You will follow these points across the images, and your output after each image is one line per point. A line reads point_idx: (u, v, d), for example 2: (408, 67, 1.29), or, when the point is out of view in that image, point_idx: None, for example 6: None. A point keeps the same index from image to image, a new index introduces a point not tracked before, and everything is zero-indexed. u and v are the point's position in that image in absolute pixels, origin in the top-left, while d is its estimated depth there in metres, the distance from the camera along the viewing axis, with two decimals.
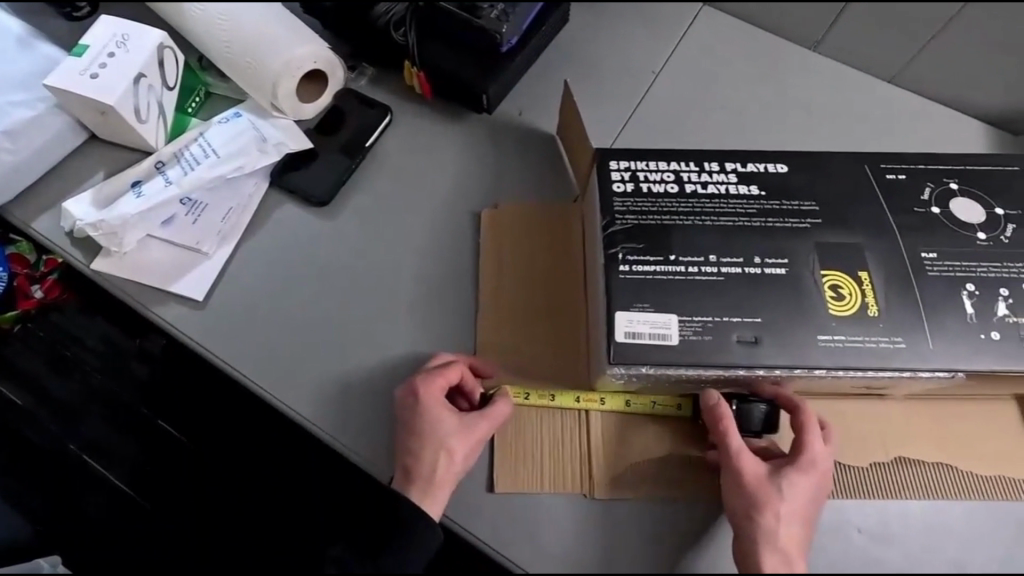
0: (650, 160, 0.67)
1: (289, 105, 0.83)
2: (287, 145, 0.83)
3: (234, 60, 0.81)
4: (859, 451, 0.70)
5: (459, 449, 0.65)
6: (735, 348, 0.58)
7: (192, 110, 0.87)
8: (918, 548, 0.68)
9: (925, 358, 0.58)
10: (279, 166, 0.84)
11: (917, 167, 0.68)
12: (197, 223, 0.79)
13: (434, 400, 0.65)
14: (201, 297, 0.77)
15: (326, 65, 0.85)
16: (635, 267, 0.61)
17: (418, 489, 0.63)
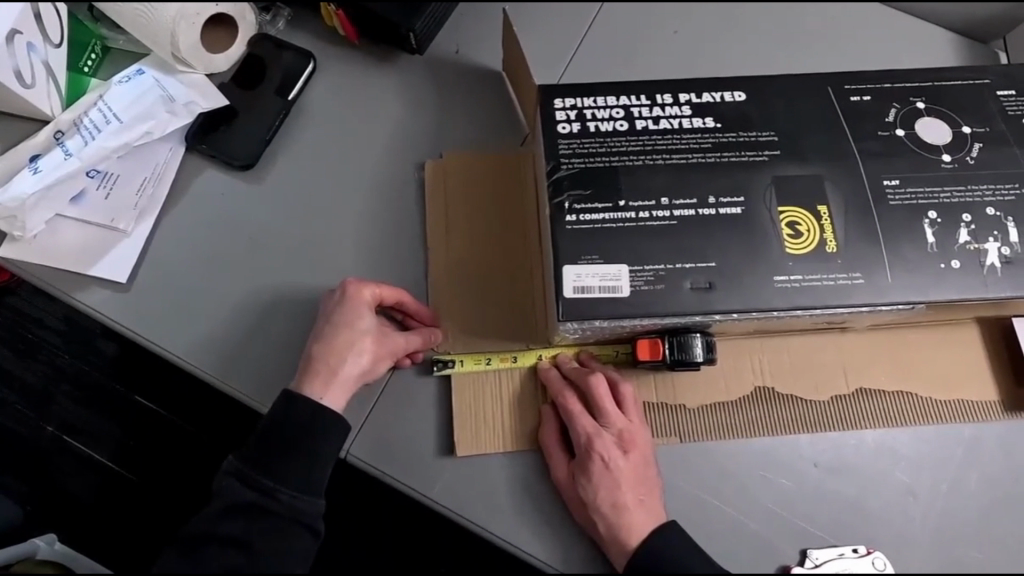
0: (597, 96, 0.61)
1: (194, 57, 0.75)
2: (199, 103, 0.75)
3: (124, 9, 0.72)
4: (823, 384, 0.69)
5: (362, 351, 0.63)
6: (688, 296, 0.55)
7: (89, 70, 0.77)
8: (873, 474, 0.69)
9: (884, 292, 0.55)
10: (194, 128, 0.76)
11: (883, 87, 0.63)
12: (110, 198, 0.73)
13: (359, 298, 0.64)
14: (125, 279, 0.71)
15: (232, 9, 0.76)
16: (582, 216, 0.56)
17: (317, 382, 0.61)
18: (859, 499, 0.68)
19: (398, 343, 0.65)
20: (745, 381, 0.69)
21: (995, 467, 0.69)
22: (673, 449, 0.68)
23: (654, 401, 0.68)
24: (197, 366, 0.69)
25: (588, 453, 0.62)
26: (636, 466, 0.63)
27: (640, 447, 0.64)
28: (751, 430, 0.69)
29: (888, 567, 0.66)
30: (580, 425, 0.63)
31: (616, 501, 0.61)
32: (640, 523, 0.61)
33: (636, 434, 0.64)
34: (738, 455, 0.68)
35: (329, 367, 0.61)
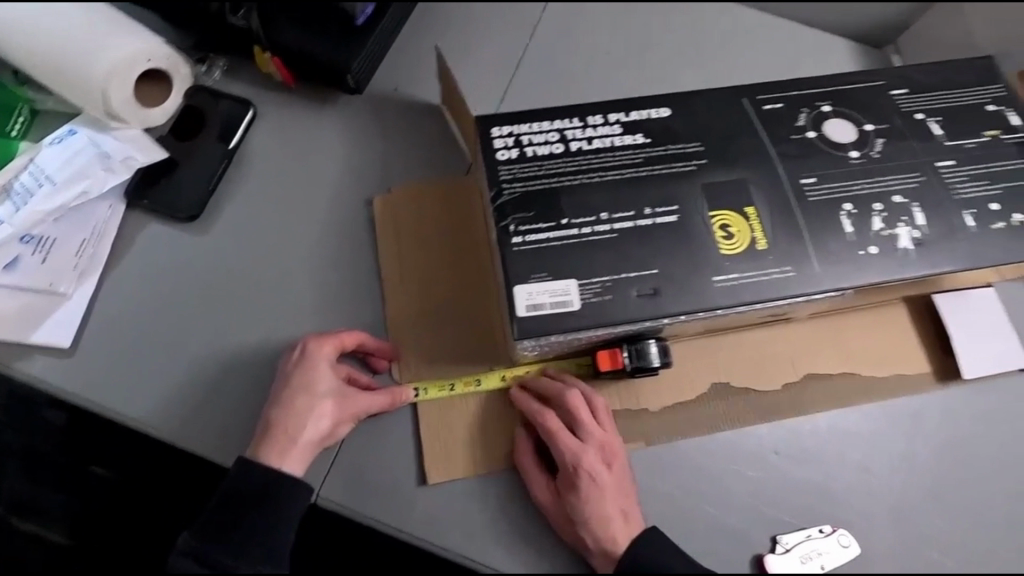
0: (532, 122, 0.64)
1: (130, 114, 0.73)
2: (137, 158, 0.73)
3: (55, 73, 0.71)
4: (773, 373, 0.73)
5: (322, 414, 0.62)
6: (635, 303, 0.57)
7: (17, 133, 0.75)
8: (829, 455, 0.72)
9: (813, 282, 0.59)
10: (134, 183, 0.75)
11: (791, 95, 0.69)
12: (47, 263, 0.71)
13: (318, 355, 0.64)
14: (68, 343, 0.69)
15: (167, 62, 0.75)
16: (528, 237, 0.59)
17: (277, 448, 0.60)
18: (819, 481, 0.71)
19: (362, 401, 0.64)
20: (702, 379, 0.72)
21: (938, 436, 0.73)
22: (641, 453, 0.70)
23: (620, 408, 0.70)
24: (153, 424, 0.67)
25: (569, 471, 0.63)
26: (619, 477, 0.64)
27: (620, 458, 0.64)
28: (713, 426, 0.71)
29: (853, 543, 0.69)
30: (563, 446, 0.63)
31: (603, 516, 0.62)
32: (626, 533, 0.62)
33: (612, 445, 0.65)
34: (702, 453, 0.71)
35: (288, 431, 0.60)
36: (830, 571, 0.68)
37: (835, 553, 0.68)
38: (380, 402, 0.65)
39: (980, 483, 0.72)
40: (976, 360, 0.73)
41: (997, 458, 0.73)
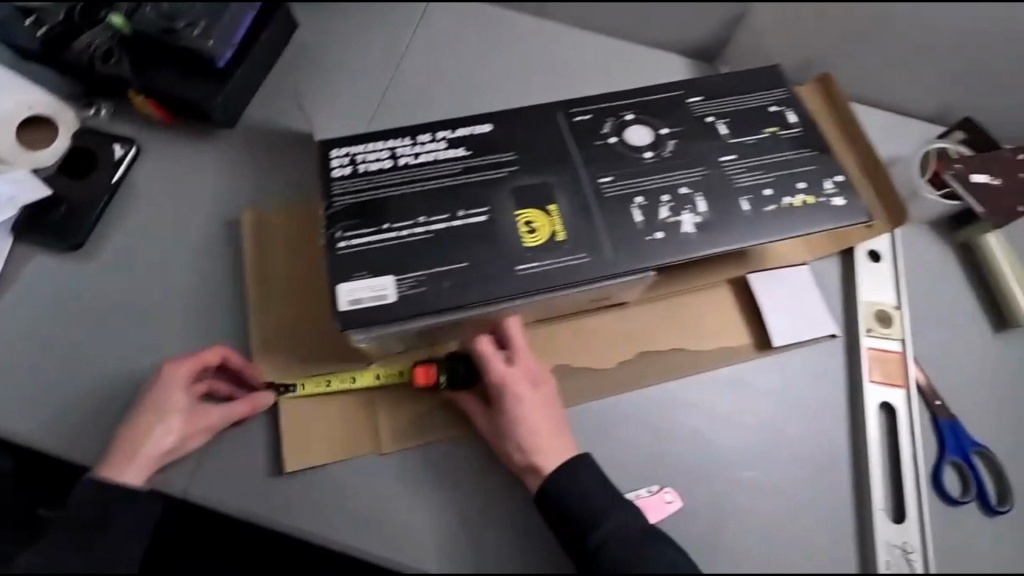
0: (366, 143, 0.73)
1: (18, 157, 0.81)
2: (22, 197, 0.79)
3: None
4: (610, 354, 0.81)
5: (169, 431, 0.69)
6: (446, 293, 0.66)
7: None
8: (660, 423, 0.81)
9: (605, 266, 0.68)
10: (21, 219, 0.82)
11: (600, 107, 0.79)
12: None
13: (174, 375, 0.70)
14: None
15: (47, 108, 0.83)
16: (352, 241, 0.67)
17: (122, 459, 0.68)
18: (650, 447, 0.79)
19: (203, 421, 0.72)
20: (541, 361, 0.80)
21: (760, 401, 0.82)
22: None
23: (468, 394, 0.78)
24: (33, 434, 0.73)
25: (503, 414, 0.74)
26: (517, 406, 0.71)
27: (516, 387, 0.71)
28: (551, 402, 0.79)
29: (676, 499, 0.77)
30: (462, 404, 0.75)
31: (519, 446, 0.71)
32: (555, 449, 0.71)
33: (527, 369, 0.72)
34: None
35: (135, 443, 0.68)
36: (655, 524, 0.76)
37: (659, 508, 0.76)
38: (228, 421, 0.73)
39: (798, 440, 0.80)
40: (784, 330, 0.83)
41: (814, 416, 0.81)
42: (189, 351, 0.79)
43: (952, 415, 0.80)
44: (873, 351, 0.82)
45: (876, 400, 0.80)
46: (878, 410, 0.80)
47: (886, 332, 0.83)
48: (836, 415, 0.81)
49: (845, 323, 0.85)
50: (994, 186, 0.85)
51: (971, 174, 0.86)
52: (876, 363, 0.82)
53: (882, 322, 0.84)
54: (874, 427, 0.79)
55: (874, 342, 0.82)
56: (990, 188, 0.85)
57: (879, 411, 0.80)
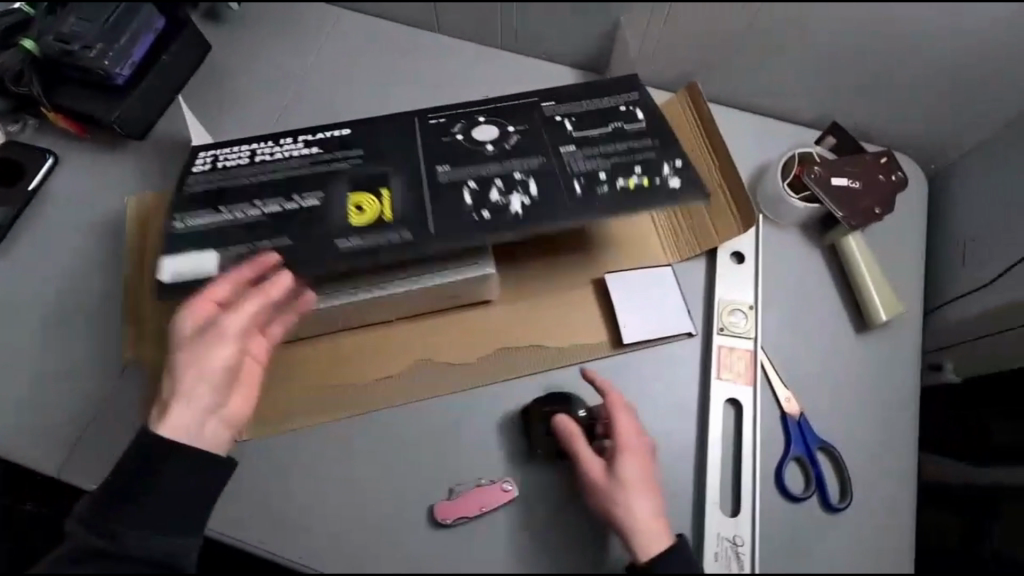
0: (231, 145, 0.82)
1: None
2: None
3: None
4: (466, 349, 0.86)
5: None
6: (276, 268, 0.73)
7: None
8: (509, 418, 0.84)
9: (428, 245, 0.74)
10: None
11: (454, 112, 0.83)
12: None
13: None
14: None
15: None
16: (198, 229, 0.75)
17: None
18: (500, 440, 0.83)
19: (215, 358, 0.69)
20: (402, 353, 0.85)
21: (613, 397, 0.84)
22: (342, 419, 0.83)
23: (329, 385, 0.84)
24: None
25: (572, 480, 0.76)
26: (629, 469, 0.73)
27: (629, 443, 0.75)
28: (408, 390, 0.84)
29: (514, 490, 0.80)
30: (579, 450, 0.74)
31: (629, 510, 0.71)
32: (647, 518, 0.71)
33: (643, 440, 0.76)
34: (399, 422, 0.84)
35: None
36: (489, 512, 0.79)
37: (499, 498, 0.79)
38: None
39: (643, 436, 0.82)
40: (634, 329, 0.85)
41: (663, 411, 0.83)
42: (80, 342, 0.86)
43: (801, 412, 0.82)
44: (724, 349, 0.84)
45: (721, 397, 0.82)
46: (723, 406, 0.82)
47: (739, 330, 0.84)
48: (687, 412, 0.83)
49: (702, 322, 0.87)
50: (852, 189, 0.87)
51: (832, 177, 0.87)
52: (725, 361, 0.83)
53: (738, 320, 0.85)
54: (717, 422, 0.81)
55: (725, 340, 0.84)
56: (847, 191, 0.87)
57: (726, 407, 0.83)
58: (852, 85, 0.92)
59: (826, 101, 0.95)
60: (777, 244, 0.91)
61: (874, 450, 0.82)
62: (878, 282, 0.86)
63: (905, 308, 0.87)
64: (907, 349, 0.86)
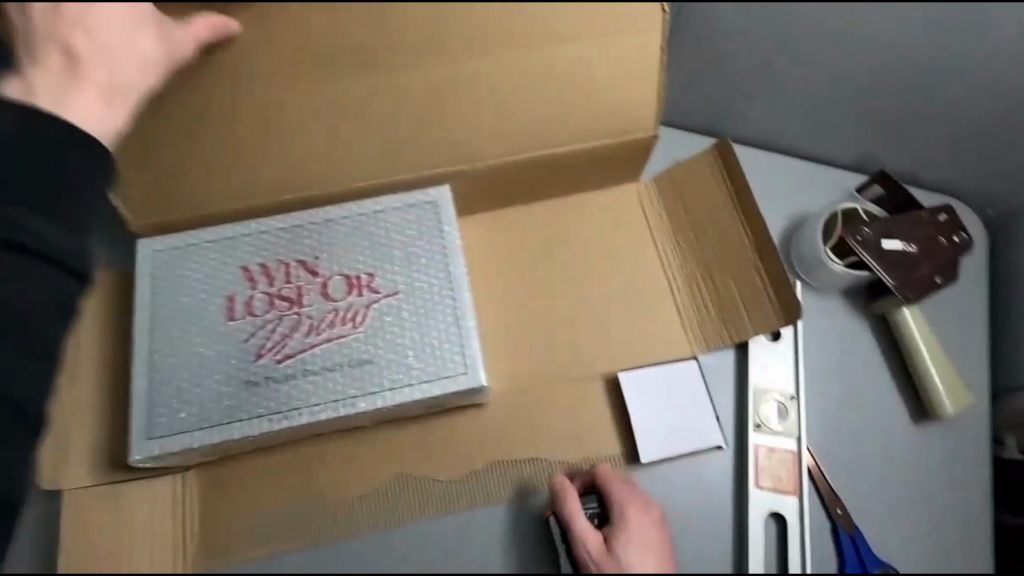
0: (181, 235, 0.70)
1: None
2: None
3: None
4: (454, 463, 0.73)
5: None
6: (244, 403, 0.63)
7: None
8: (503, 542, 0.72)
9: (418, 371, 0.64)
10: None
11: (439, 193, 0.72)
12: None
13: None
14: None
15: None
16: (151, 349, 0.65)
17: None
18: (491, 568, 0.71)
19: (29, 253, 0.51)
20: (376, 469, 0.72)
21: None
22: (310, 551, 0.70)
23: (293, 509, 0.71)
24: None
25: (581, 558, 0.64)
26: (639, 537, 0.64)
27: (648, 509, 0.66)
28: (388, 513, 0.71)
29: None
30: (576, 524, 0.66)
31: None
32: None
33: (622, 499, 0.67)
34: (373, 550, 0.71)
35: None
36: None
37: None
38: None
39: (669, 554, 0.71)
40: (651, 440, 0.73)
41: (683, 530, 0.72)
42: None
43: (855, 524, 0.72)
44: (761, 449, 0.73)
45: (763, 509, 0.71)
46: (765, 519, 0.71)
47: (780, 429, 0.73)
48: (721, 525, 0.72)
49: (734, 415, 0.75)
50: (907, 254, 0.74)
51: (883, 240, 0.74)
52: (765, 467, 0.72)
53: (778, 415, 0.73)
54: (758, 540, 0.70)
55: (763, 439, 0.73)
56: (902, 256, 0.74)
57: (767, 519, 0.71)
58: (924, 129, 0.76)
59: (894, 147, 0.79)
60: (825, 323, 0.78)
61: (932, 573, 0.72)
62: (942, 366, 0.75)
63: (971, 395, 0.76)
64: (968, 448, 0.76)
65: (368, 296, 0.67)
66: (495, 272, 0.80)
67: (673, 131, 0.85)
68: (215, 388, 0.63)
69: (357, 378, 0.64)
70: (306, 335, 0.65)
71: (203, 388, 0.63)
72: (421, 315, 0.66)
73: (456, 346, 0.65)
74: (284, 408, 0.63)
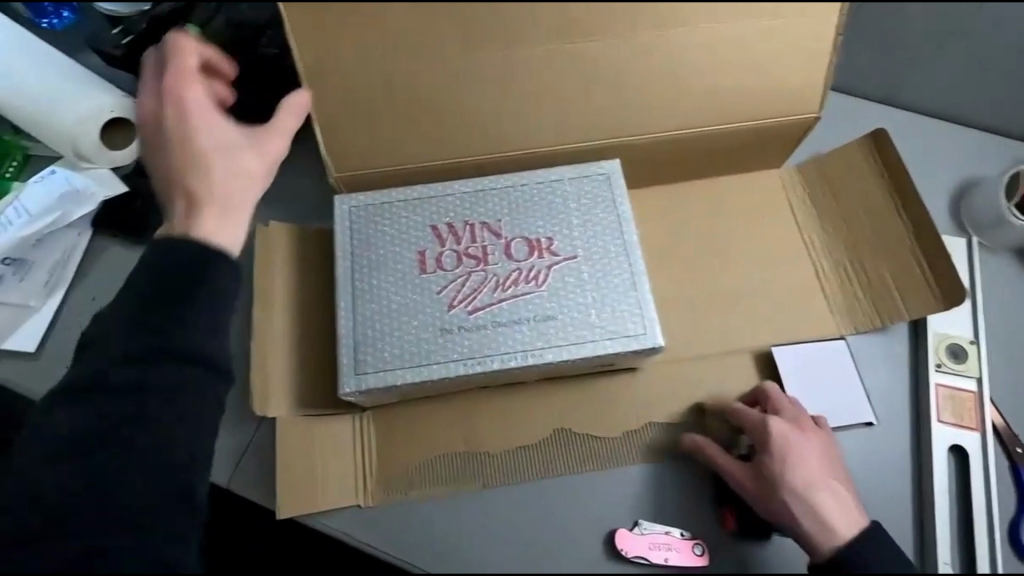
0: (376, 191, 0.76)
1: (98, 155, 0.88)
2: (101, 192, 0.89)
3: (39, 118, 0.87)
4: (612, 422, 0.77)
5: None
6: (437, 347, 0.68)
7: (11, 173, 0.91)
8: (660, 501, 0.74)
9: (597, 329, 0.69)
10: (96, 213, 0.90)
11: (611, 166, 0.76)
12: (22, 281, 0.85)
13: None
14: (34, 347, 0.83)
15: (127, 111, 0.90)
16: (353, 292, 0.71)
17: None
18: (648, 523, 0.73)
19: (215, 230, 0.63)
20: (566, 390, 0.77)
21: None
22: (476, 494, 0.74)
23: (462, 451, 0.75)
24: None
25: (747, 486, 0.69)
26: (813, 469, 0.68)
27: (810, 436, 0.69)
28: (578, 425, 0.76)
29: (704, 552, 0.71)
30: (730, 468, 0.70)
31: (817, 512, 0.66)
32: (834, 521, 0.66)
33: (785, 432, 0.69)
34: (535, 496, 0.74)
35: None
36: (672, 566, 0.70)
37: None
38: None
39: None
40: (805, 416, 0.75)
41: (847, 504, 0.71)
42: None
43: None
44: (942, 390, 0.75)
45: (945, 442, 0.73)
46: (947, 453, 0.73)
47: (960, 370, 0.76)
48: (885, 498, 0.72)
49: (910, 356, 0.78)
50: None
51: None
52: (946, 404, 0.74)
53: (954, 356, 0.76)
54: (942, 469, 0.72)
55: (945, 378, 0.75)
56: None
57: (949, 453, 0.73)
58: None
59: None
60: (996, 276, 0.82)
61: None
62: None
63: None
64: None
65: (550, 258, 0.72)
66: (650, 248, 0.85)
67: (842, 97, 0.90)
68: (416, 332, 0.69)
69: (543, 332, 0.69)
70: (494, 291, 0.70)
71: (403, 331, 0.69)
72: (600, 278, 0.71)
73: (633, 309, 0.69)
74: (476, 354, 0.68)
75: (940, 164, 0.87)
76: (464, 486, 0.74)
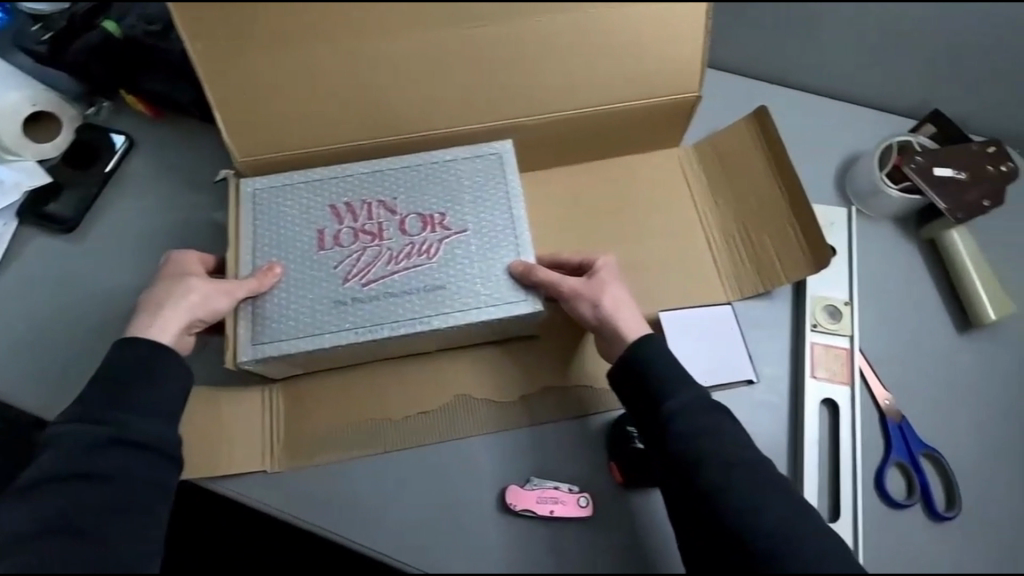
0: (279, 174, 0.80)
1: (21, 147, 0.92)
2: (25, 182, 0.92)
3: None
4: (510, 388, 0.81)
5: None
6: (332, 317, 0.72)
7: None
8: (555, 457, 0.79)
9: (483, 296, 0.73)
10: (24, 203, 0.93)
11: (503, 144, 0.81)
12: None
13: None
14: None
15: (51, 105, 0.94)
16: (254, 269, 0.75)
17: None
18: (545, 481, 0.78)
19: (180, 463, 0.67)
20: (468, 358, 0.82)
21: None
22: (380, 456, 0.79)
23: (367, 418, 0.80)
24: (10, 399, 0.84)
25: (562, 290, 0.72)
26: (617, 289, 0.74)
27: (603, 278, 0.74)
28: (478, 391, 0.81)
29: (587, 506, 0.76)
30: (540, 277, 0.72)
31: (617, 308, 0.72)
32: (633, 328, 0.71)
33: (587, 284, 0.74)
34: (437, 457, 0.79)
35: None
36: (559, 517, 0.76)
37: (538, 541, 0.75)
38: None
39: None
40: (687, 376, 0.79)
41: None
42: None
43: (902, 416, 0.78)
44: (818, 347, 0.80)
45: (818, 396, 0.78)
46: (819, 407, 0.78)
47: (834, 329, 0.80)
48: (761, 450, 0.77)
49: (791, 317, 0.83)
50: (958, 179, 0.82)
51: (935, 167, 0.82)
52: (821, 360, 0.79)
53: (830, 317, 0.81)
54: (813, 424, 0.77)
55: (820, 338, 0.80)
56: (953, 182, 0.82)
57: (821, 407, 0.78)
58: None
59: (957, 91, 0.86)
60: (874, 242, 0.87)
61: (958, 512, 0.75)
62: (992, 288, 0.82)
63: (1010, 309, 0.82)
64: (999, 401, 0.80)
65: (442, 232, 0.76)
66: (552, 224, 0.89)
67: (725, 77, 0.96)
68: (313, 304, 0.73)
69: (431, 301, 0.73)
70: (387, 264, 0.74)
71: (301, 303, 0.73)
72: (488, 248, 0.75)
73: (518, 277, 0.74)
74: (369, 323, 0.72)
75: (826, 139, 0.92)
76: (369, 450, 0.79)
